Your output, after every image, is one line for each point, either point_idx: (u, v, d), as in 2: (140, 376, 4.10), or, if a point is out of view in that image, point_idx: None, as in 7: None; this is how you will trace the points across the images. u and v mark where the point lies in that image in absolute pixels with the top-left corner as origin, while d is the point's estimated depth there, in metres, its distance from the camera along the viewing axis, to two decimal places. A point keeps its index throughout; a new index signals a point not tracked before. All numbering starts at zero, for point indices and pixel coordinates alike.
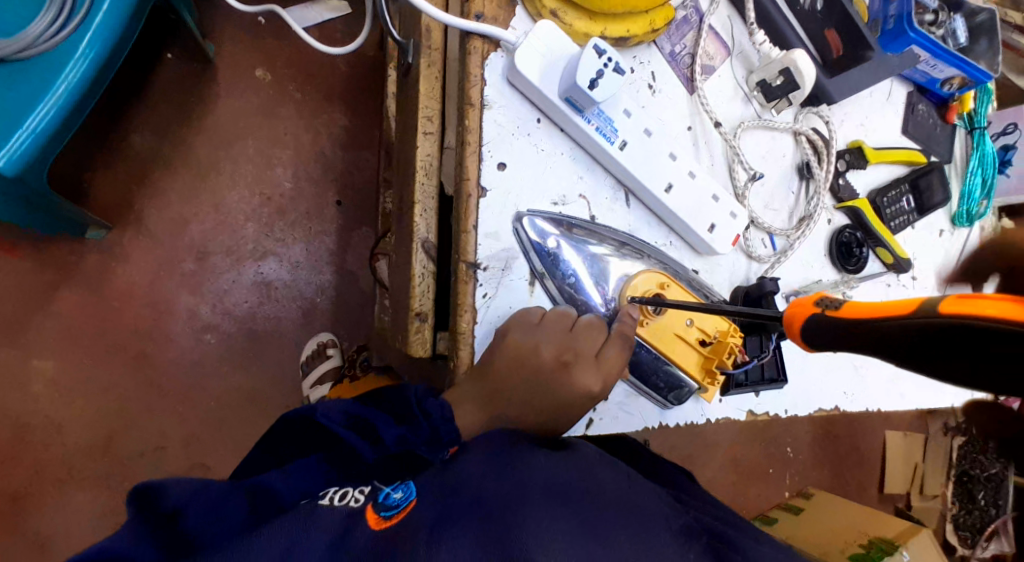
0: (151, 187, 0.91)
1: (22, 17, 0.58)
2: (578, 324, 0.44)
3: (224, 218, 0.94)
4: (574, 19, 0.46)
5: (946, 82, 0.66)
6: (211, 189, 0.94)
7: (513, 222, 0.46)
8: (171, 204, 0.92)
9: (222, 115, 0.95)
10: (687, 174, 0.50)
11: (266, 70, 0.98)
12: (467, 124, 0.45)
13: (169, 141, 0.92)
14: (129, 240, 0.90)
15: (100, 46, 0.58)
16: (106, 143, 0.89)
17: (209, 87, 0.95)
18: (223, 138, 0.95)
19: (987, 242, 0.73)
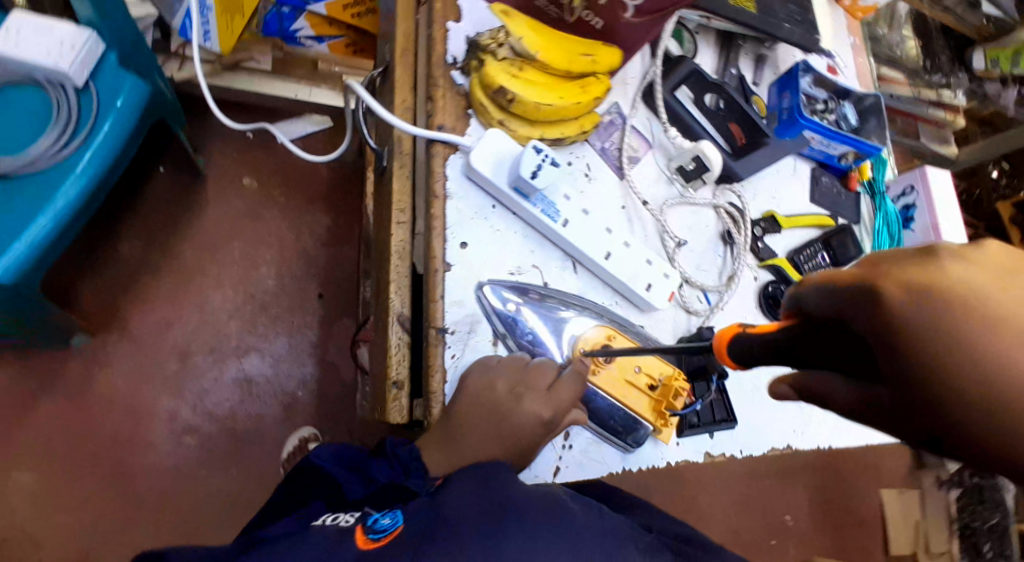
0: (136, 292, 0.98)
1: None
2: (530, 365, 0.51)
3: (207, 317, 1.00)
4: (518, 126, 0.56)
5: (842, 157, 0.78)
6: (197, 289, 1.01)
7: (475, 290, 0.53)
8: (155, 309, 0.99)
9: (206, 224, 1.04)
10: (622, 244, 0.58)
11: (252, 178, 1.09)
12: (433, 212, 0.54)
13: (157, 247, 1.01)
14: (112, 344, 0.95)
15: (91, 166, 0.79)
16: (97, 253, 0.97)
17: (200, 198, 1.05)
18: (210, 244, 1.04)
19: None
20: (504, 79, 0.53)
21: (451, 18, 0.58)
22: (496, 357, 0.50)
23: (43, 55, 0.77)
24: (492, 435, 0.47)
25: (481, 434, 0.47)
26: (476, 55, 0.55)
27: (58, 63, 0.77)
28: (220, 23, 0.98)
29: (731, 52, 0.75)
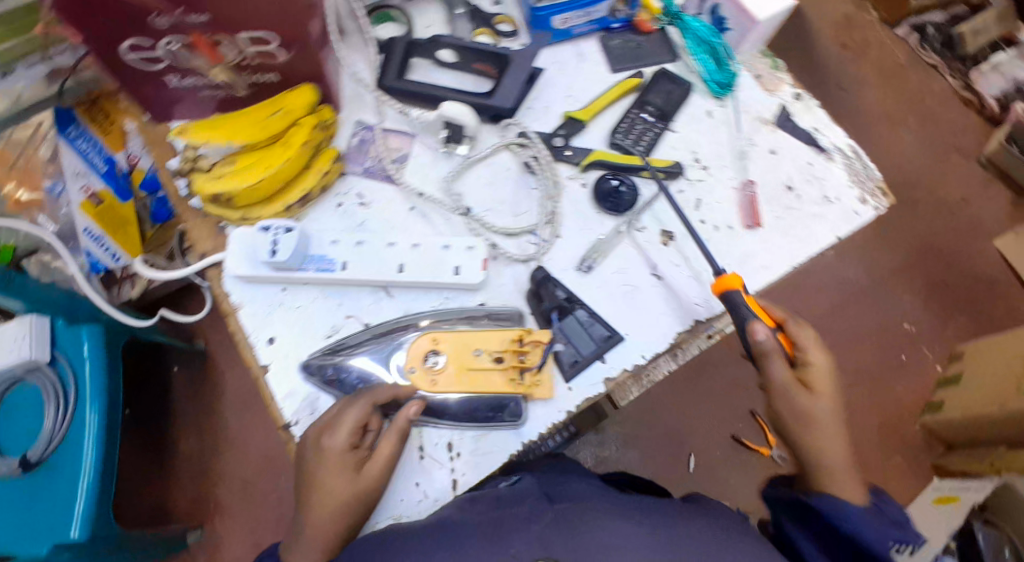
0: (213, 475, 1.26)
1: (27, 434, 0.95)
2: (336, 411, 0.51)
3: (273, 462, 1.27)
4: (260, 211, 0.58)
5: (613, 11, 0.71)
6: (253, 446, 1.28)
7: (300, 372, 0.55)
8: (232, 478, 1.26)
9: (232, 391, 1.31)
10: (410, 248, 0.58)
11: None
12: (235, 328, 0.57)
13: (207, 430, 1.28)
14: (218, 524, 1.24)
15: (98, 394, 0.97)
16: (168, 464, 1.26)
17: (214, 376, 1.32)
18: (240, 405, 1.30)
19: (773, 85, 0.72)
20: (212, 187, 0.55)
21: (171, 156, 0.62)
22: (328, 420, 0.51)
23: (7, 357, 0.88)
24: (349, 498, 0.48)
25: (339, 502, 0.48)
26: (188, 178, 0.58)
27: (23, 355, 0.89)
28: (117, 239, 1.11)
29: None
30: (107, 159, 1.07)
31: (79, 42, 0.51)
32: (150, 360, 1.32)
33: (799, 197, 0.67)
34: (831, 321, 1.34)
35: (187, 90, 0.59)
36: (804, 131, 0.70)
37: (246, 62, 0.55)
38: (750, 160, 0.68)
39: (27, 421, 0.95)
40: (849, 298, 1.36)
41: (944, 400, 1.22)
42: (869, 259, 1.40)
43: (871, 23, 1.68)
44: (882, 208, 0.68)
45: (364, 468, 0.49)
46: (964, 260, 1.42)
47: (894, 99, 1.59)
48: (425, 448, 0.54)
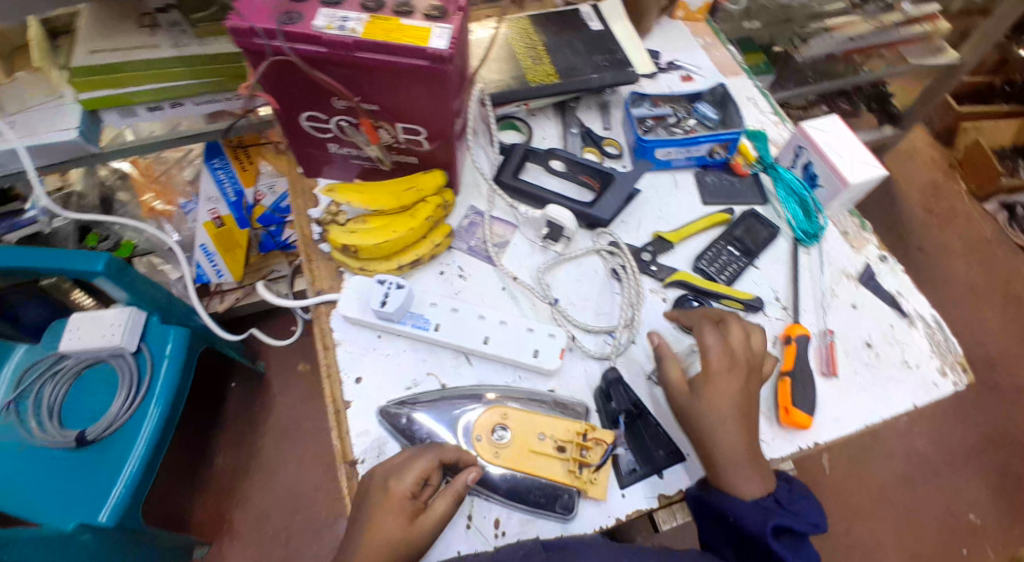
0: (237, 495, 1.30)
1: (94, 411, 1.06)
2: (405, 460, 0.55)
3: (296, 496, 1.30)
4: (377, 266, 0.66)
5: (712, 153, 0.78)
6: (281, 475, 1.32)
7: (377, 415, 0.60)
8: (253, 504, 1.29)
9: (278, 416, 1.38)
10: (498, 324, 0.64)
11: (305, 364, 1.44)
12: (330, 363, 0.64)
13: (245, 449, 1.34)
14: (226, 546, 1.25)
15: (167, 392, 1.05)
16: (201, 474, 1.31)
17: (267, 398, 1.40)
18: (282, 432, 1.36)
19: (858, 243, 0.78)
20: (344, 238, 0.64)
21: (310, 206, 0.72)
22: (396, 465, 0.54)
23: (101, 339, 1.00)
24: (398, 543, 0.50)
25: (388, 547, 0.50)
26: (324, 226, 0.67)
27: (113, 341, 1.00)
28: (226, 258, 1.27)
29: (568, 115, 0.82)
30: (238, 190, 1.26)
31: (272, 111, 0.63)
32: (217, 371, 1.42)
33: (878, 356, 0.69)
34: (886, 493, 1.27)
35: (340, 156, 0.69)
36: (887, 293, 0.74)
37: (397, 145, 0.65)
38: (831, 311, 0.72)
39: (99, 400, 1.06)
40: (901, 465, 1.31)
41: None
42: (935, 432, 1.35)
43: (958, 194, 1.71)
44: (960, 385, 0.69)
45: (417, 519, 0.52)
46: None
47: (976, 270, 1.58)
48: (474, 518, 0.56)
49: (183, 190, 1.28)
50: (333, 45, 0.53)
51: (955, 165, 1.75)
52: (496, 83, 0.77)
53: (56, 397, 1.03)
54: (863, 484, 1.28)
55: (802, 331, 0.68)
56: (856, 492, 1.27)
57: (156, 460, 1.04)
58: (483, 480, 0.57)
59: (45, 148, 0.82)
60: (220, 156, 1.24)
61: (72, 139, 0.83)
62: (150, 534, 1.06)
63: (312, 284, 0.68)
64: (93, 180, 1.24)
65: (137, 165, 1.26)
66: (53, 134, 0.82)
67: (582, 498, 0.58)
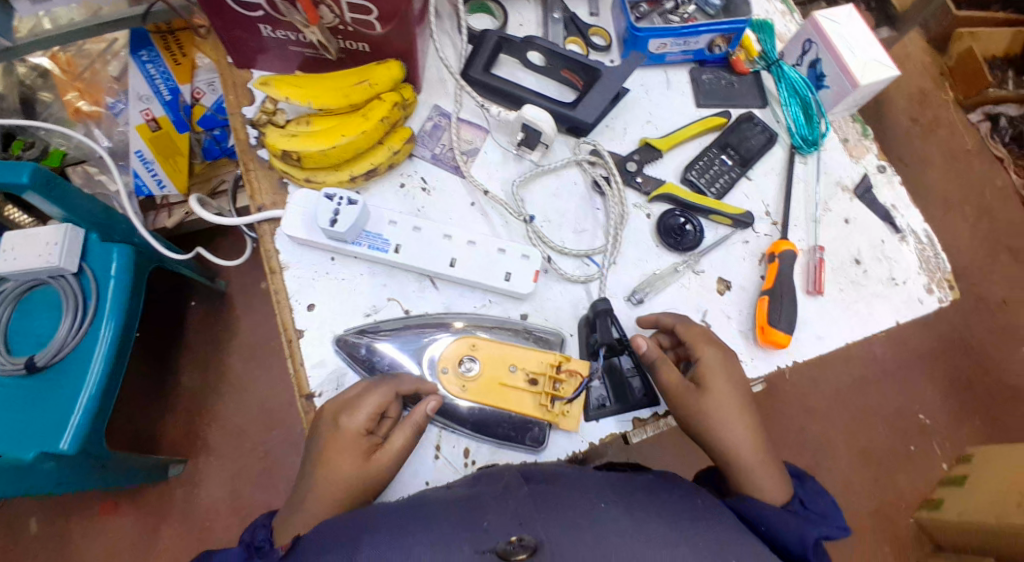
0: (207, 415, 1.26)
1: (41, 334, 0.98)
2: (348, 398, 0.49)
3: (269, 414, 1.27)
4: (325, 177, 0.57)
5: (711, 46, 0.69)
6: (251, 393, 1.28)
7: (333, 345, 0.55)
8: (225, 423, 1.26)
9: (243, 335, 1.32)
10: (466, 243, 0.57)
11: (267, 281, 1.36)
12: (277, 287, 0.56)
13: (211, 369, 1.29)
14: (201, 464, 1.23)
15: (118, 311, 0.98)
16: (167, 396, 1.26)
17: (230, 317, 1.33)
18: (248, 351, 1.31)
19: (858, 151, 0.72)
20: (285, 143, 0.55)
21: (246, 103, 0.62)
22: (346, 400, 0.49)
23: (35, 258, 0.90)
24: (352, 481, 0.46)
25: (341, 484, 0.46)
26: (259, 129, 0.57)
27: (50, 262, 0.90)
28: (166, 166, 1.14)
29: None
30: (172, 88, 1.11)
31: None
32: (172, 291, 1.33)
33: (865, 273, 0.66)
34: (849, 401, 1.31)
35: (275, 42, 0.58)
36: (882, 207, 0.69)
37: (342, 26, 0.55)
38: (821, 225, 0.67)
39: (44, 323, 0.98)
40: (868, 372, 1.33)
41: (944, 499, 1.18)
42: (900, 343, 1.37)
43: (945, 103, 1.64)
44: (946, 300, 0.67)
45: (373, 456, 0.47)
46: (994, 364, 1.38)
47: (959, 180, 1.55)
48: (441, 449, 0.52)
49: (109, 86, 1.13)
50: None
51: (944, 73, 1.66)
52: None
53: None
54: (828, 393, 1.31)
55: (789, 247, 0.62)
56: (823, 401, 1.30)
57: (115, 384, 0.99)
58: (447, 412, 0.52)
59: None
60: (147, 48, 1.08)
61: None
62: (118, 457, 1.03)
63: (250, 198, 0.59)
64: (11, 79, 1.07)
65: (56, 59, 1.09)
66: None
67: (554, 431, 0.54)
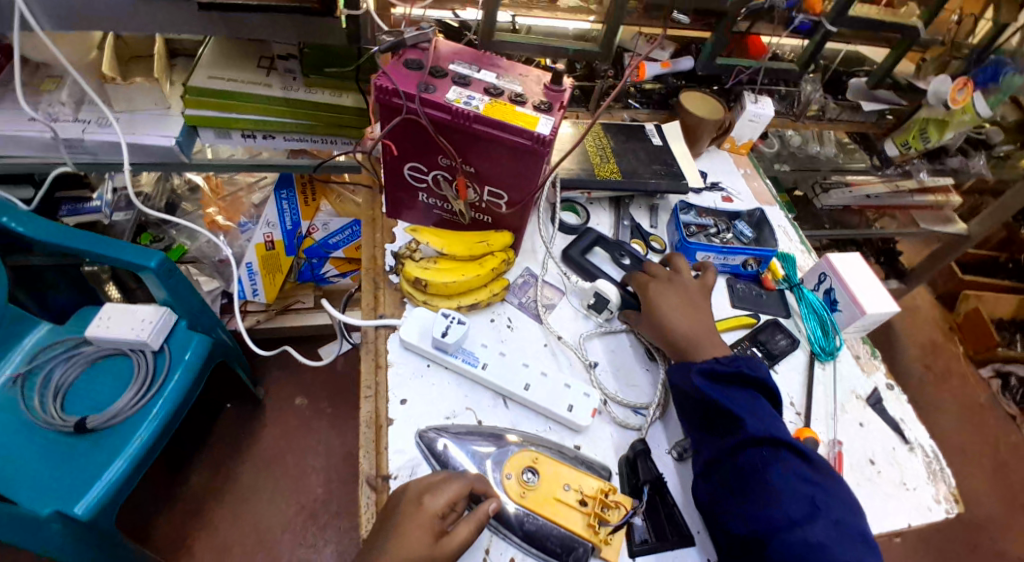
0: (203, 519, 1.23)
1: (102, 401, 1.08)
2: (427, 483, 0.58)
3: (263, 534, 1.23)
4: (438, 302, 0.73)
5: (745, 264, 0.88)
6: (253, 507, 1.26)
7: (416, 437, 0.65)
8: (218, 532, 1.22)
9: (265, 444, 1.35)
10: (539, 374, 0.70)
11: (302, 397, 1.44)
12: (379, 382, 0.69)
13: (225, 472, 1.29)
14: None
15: (173, 395, 1.06)
16: (175, 488, 1.26)
17: (261, 422, 1.38)
18: (264, 462, 1.32)
19: (869, 366, 0.87)
20: (418, 272, 0.72)
21: (388, 241, 0.81)
22: (430, 483, 0.58)
23: (127, 331, 1.05)
24: (417, 558, 0.53)
25: (406, 558, 0.53)
26: (399, 260, 0.75)
27: (139, 336, 1.05)
28: (266, 280, 1.32)
29: (621, 208, 0.92)
30: (295, 221, 1.26)
31: (381, 155, 0.72)
32: (218, 384, 1.39)
33: (878, 473, 0.77)
34: None
35: (425, 204, 0.78)
36: (891, 418, 0.83)
37: (479, 203, 0.74)
38: (839, 423, 0.80)
39: (108, 391, 1.09)
40: None
41: None
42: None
43: (957, 355, 1.79)
44: (952, 512, 0.76)
45: (441, 540, 0.55)
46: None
47: (968, 431, 1.63)
48: (490, 552, 0.59)
49: (247, 209, 1.36)
50: (454, 114, 0.63)
51: (954, 328, 1.85)
52: (568, 170, 0.88)
53: (65, 379, 1.07)
54: None
55: (811, 434, 0.75)
56: None
57: (146, 462, 1.03)
58: (505, 518, 0.60)
59: (143, 148, 0.90)
60: (288, 187, 1.23)
61: (169, 146, 0.90)
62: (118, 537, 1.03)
63: (372, 308, 0.75)
64: (164, 187, 1.33)
65: (209, 181, 1.34)
66: (154, 138, 0.89)
67: (593, 558, 0.61)
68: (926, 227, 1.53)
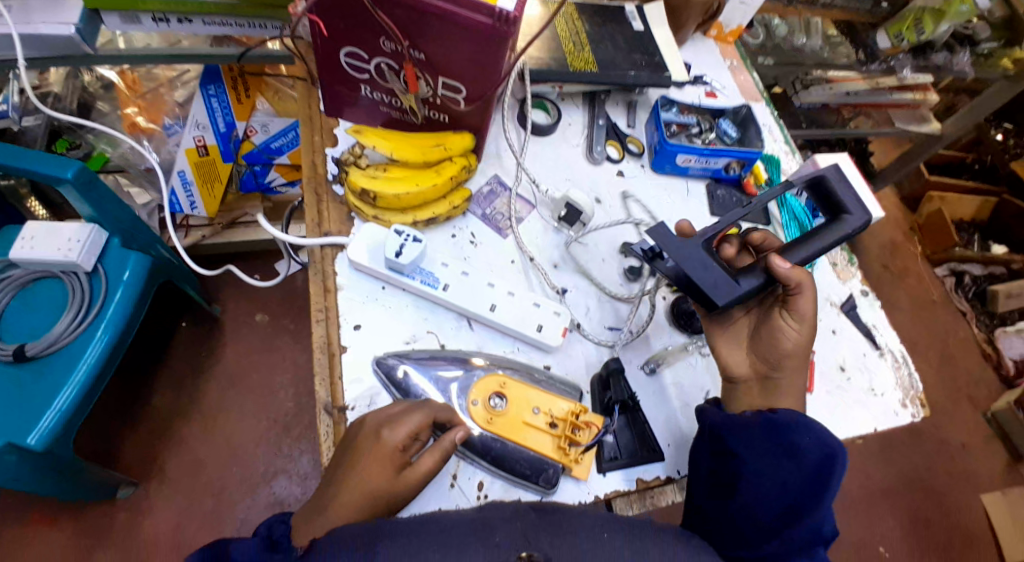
0: (170, 438, 1.19)
1: (36, 330, 0.97)
2: (387, 414, 0.53)
3: (235, 449, 1.20)
4: (391, 216, 0.65)
5: (727, 168, 0.80)
6: (223, 424, 1.22)
7: (373, 365, 0.59)
8: (188, 449, 1.19)
9: (228, 362, 1.29)
10: (506, 294, 0.64)
11: (263, 314, 1.35)
12: (330, 305, 0.62)
13: (188, 391, 1.24)
14: (152, 491, 1.15)
15: (117, 320, 0.97)
16: (133, 412, 1.20)
17: (219, 340, 1.30)
18: (229, 380, 1.27)
19: (845, 274, 0.85)
20: (365, 183, 0.63)
21: (330, 144, 0.71)
22: (390, 415, 0.53)
23: (53, 252, 0.93)
24: (378, 493, 0.49)
25: (369, 494, 0.49)
26: (343, 167, 0.65)
27: (69, 256, 0.93)
28: (203, 191, 1.19)
29: (596, 105, 0.82)
30: (229, 122, 1.12)
31: (312, 40, 0.60)
32: (167, 304, 1.30)
33: (849, 380, 0.77)
34: None
35: (369, 101, 0.67)
36: (864, 324, 0.82)
37: (433, 99, 0.64)
38: (814, 332, 0.79)
39: (41, 321, 0.98)
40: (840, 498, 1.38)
41: None
42: (861, 472, 1.43)
43: (914, 256, 1.81)
44: (917, 416, 0.77)
45: (403, 473, 0.51)
46: (948, 503, 1.44)
47: (925, 327, 1.69)
48: (458, 478, 0.56)
49: (171, 108, 1.18)
50: None
51: (914, 228, 1.84)
52: (538, 61, 0.76)
53: None
54: None
55: None
56: None
57: (96, 390, 0.96)
58: (472, 443, 0.57)
59: (38, 39, 0.74)
60: (216, 83, 1.07)
61: (69, 36, 0.74)
62: (78, 466, 0.97)
63: (314, 222, 0.66)
64: (73, 84, 1.14)
65: (123, 76, 1.14)
66: (49, 27, 0.73)
67: (564, 476, 0.59)
68: (901, 127, 1.48)
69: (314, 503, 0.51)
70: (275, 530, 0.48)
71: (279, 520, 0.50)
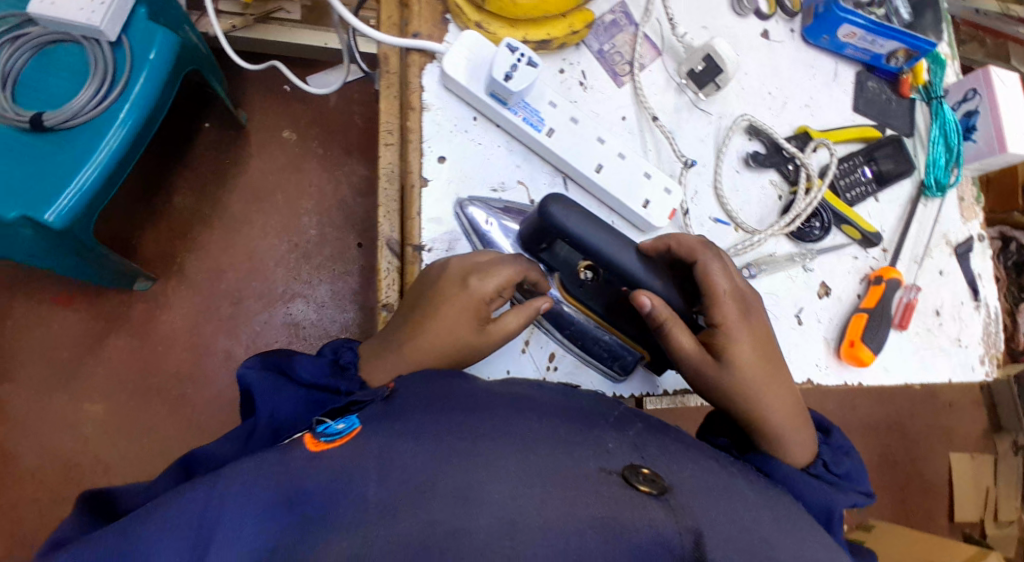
0: (191, 241, 1.14)
1: (55, 101, 0.87)
2: (477, 264, 0.46)
3: (256, 264, 1.15)
4: (496, 28, 0.53)
5: (890, 57, 0.67)
6: (245, 237, 1.16)
7: (455, 208, 0.51)
8: (208, 256, 1.14)
9: (253, 174, 1.19)
10: (616, 155, 0.54)
11: (292, 130, 1.22)
12: (409, 125, 0.53)
13: (210, 196, 1.16)
14: (171, 289, 1.12)
15: (142, 106, 0.85)
16: (155, 208, 1.14)
17: (245, 149, 1.19)
18: (252, 193, 1.18)
19: (970, 213, 0.74)
20: None
21: None
22: (479, 263, 0.46)
23: (76, 11, 0.80)
24: (452, 344, 0.43)
25: (445, 345, 0.43)
26: None
27: (93, 20, 0.80)
28: None
29: None
30: None
31: None
32: (193, 101, 1.18)
33: (940, 326, 0.70)
34: None
35: None
36: (972, 272, 0.72)
37: None
38: (920, 269, 0.70)
39: (59, 92, 0.87)
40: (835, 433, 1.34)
41: None
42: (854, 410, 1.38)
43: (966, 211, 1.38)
44: (988, 376, 0.72)
45: (485, 328, 0.45)
46: (918, 451, 1.36)
47: None
48: (530, 345, 0.51)
49: None
50: None
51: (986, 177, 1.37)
52: None
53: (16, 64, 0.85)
54: None
55: (897, 277, 0.65)
56: None
57: (119, 177, 0.87)
58: (553, 314, 0.52)
59: None
60: None
61: None
62: (100, 253, 0.92)
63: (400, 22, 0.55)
64: None
65: None
66: None
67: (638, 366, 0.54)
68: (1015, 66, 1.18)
69: (377, 341, 0.46)
70: (343, 355, 0.45)
71: (348, 343, 0.46)
